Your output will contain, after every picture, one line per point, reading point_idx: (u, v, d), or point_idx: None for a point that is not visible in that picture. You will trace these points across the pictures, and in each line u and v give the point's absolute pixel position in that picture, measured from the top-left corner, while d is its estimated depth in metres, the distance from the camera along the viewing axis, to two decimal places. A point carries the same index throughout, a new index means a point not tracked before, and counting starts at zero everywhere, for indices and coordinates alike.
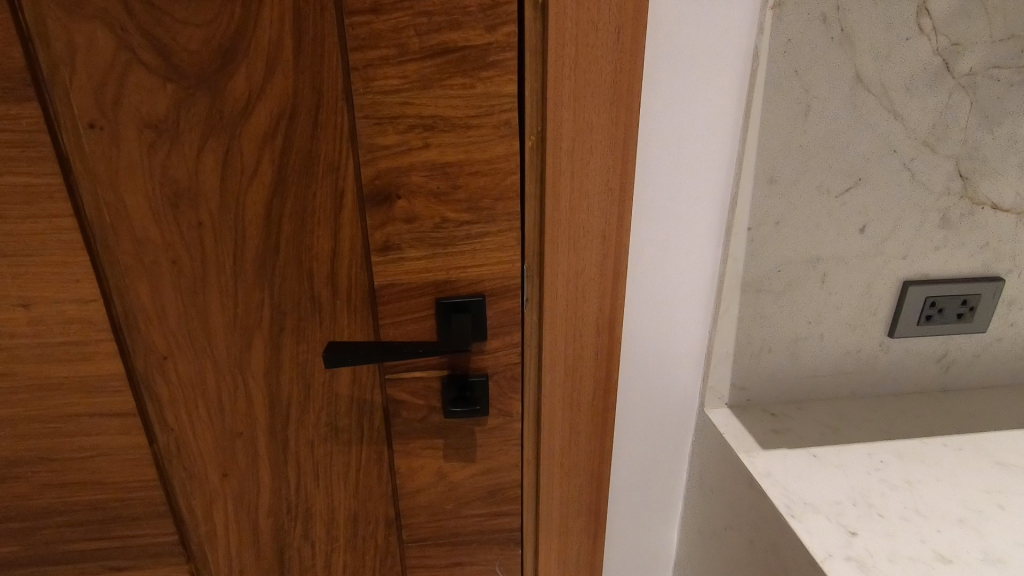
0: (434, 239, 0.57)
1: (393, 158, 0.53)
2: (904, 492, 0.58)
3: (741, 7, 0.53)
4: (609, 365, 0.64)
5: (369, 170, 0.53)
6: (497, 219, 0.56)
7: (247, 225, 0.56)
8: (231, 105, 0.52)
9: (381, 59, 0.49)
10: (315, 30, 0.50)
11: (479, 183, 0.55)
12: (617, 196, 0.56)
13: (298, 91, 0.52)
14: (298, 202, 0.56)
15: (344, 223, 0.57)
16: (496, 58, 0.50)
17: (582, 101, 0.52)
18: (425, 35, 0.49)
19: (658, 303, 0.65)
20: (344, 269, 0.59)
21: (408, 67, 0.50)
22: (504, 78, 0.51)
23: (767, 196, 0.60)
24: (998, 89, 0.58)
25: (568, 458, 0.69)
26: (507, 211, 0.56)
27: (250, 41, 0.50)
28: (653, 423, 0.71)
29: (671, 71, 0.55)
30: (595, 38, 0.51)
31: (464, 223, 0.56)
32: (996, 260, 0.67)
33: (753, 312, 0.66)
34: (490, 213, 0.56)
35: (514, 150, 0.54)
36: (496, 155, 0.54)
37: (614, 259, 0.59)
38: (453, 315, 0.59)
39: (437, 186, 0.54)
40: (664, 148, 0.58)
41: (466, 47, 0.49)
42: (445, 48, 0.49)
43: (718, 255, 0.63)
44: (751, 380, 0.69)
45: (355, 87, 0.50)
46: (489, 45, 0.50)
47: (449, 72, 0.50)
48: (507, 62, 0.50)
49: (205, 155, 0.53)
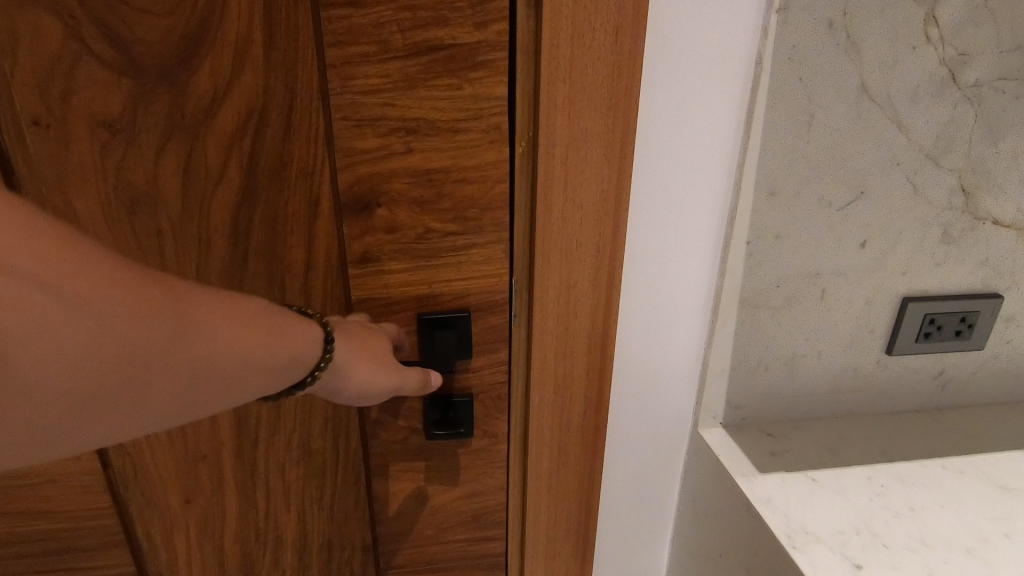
0: (417, 250, 0.53)
1: (373, 163, 0.50)
2: (907, 520, 0.55)
3: (745, 9, 0.50)
4: (601, 384, 0.61)
5: (348, 175, 0.50)
6: (485, 230, 0.53)
7: (213, 233, 0.52)
8: (194, 103, 0.48)
9: (361, 56, 0.46)
10: (287, 24, 0.46)
11: (465, 192, 0.51)
12: (613, 208, 0.53)
13: (268, 89, 0.48)
14: (269, 209, 0.52)
15: (319, 232, 0.53)
16: (487, 56, 0.47)
17: (576, 106, 0.49)
18: (409, 31, 0.45)
19: (653, 318, 0.61)
20: (319, 280, 0.55)
21: (390, 65, 0.46)
22: (493, 78, 0.48)
23: (768, 209, 0.57)
24: (1004, 102, 0.56)
25: (556, 481, 0.65)
26: (495, 222, 0.53)
27: (215, 33, 0.46)
28: (645, 442, 0.68)
29: (671, 76, 0.52)
30: (590, 39, 0.47)
31: (449, 234, 0.53)
32: (996, 276, 0.65)
33: (750, 328, 0.63)
34: (477, 223, 0.53)
35: (503, 156, 0.51)
36: (484, 161, 0.51)
37: (608, 274, 0.56)
38: (438, 333, 0.56)
39: (420, 194, 0.51)
40: (661, 157, 0.54)
41: (453, 45, 0.46)
42: (431, 46, 0.46)
43: (715, 270, 0.60)
44: (746, 398, 0.67)
45: (332, 87, 0.47)
46: (479, 44, 0.46)
47: (435, 73, 0.47)
48: (497, 63, 0.47)
49: (165, 157, 0.49)
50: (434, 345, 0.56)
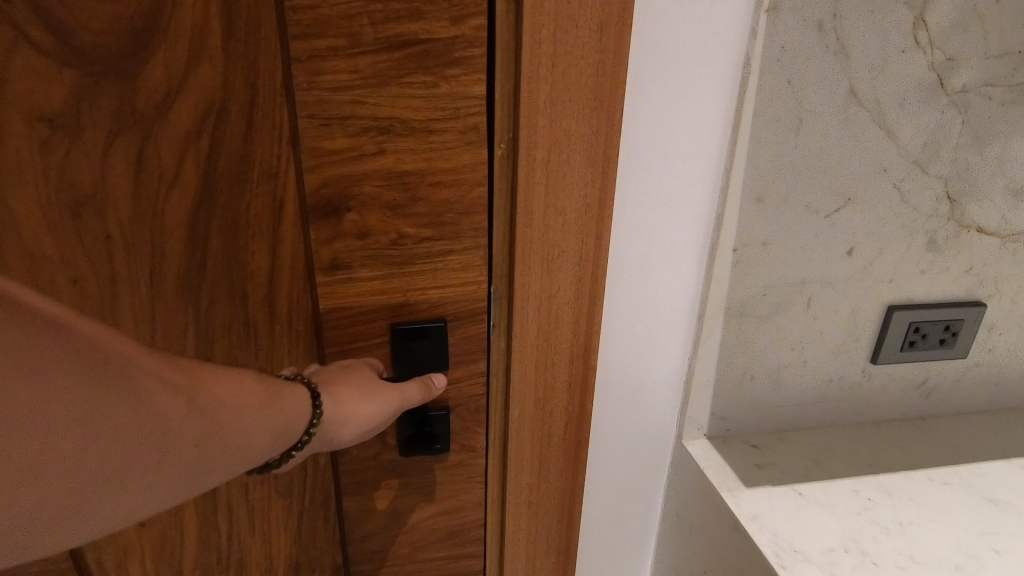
0: (390, 257, 0.50)
1: (343, 165, 0.46)
2: (897, 536, 0.54)
3: (733, 9, 0.48)
4: (583, 396, 0.59)
5: (316, 177, 0.47)
6: (461, 235, 0.51)
7: (167, 240, 0.48)
8: (145, 97, 0.44)
9: (329, 50, 0.43)
10: (248, 13, 0.43)
11: (440, 196, 0.49)
12: (596, 214, 0.51)
13: (228, 84, 0.45)
14: (229, 212, 0.49)
15: (284, 239, 0.50)
16: (464, 52, 0.44)
17: (558, 106, 0.47)
18: (380, 24, 0.42)
19: (636, 328, 0.59)
20: (285, 288, 0.52)
21: (360, 60, 0.43)
22: (471, 77, 0.45)
23: (755, 216, 0.56)
24: (990, 108, 0.55)
25: (537, 496, 0.63)
26: (473, 227, 0.51)
27: (168, 21, 0.42)
28: (628, 455, 0.66)
29: (658, 76, 0.49)
30: (574, 36, 0.45)
31: (423, 239, 0.50)
32: (979, 284, 0.64)
33: (736, 338, 0.61)
34: (453, 228, 0.50)
35: (481, 159, 0.48)
36: (461, 164, 0.48)
37: (591, 282, 0.53)
38: (411, 343, 0.53)
39: (393, 198, 0.48)
40: (646, 161, 0.52)
41: (429, 40, 0.43)
42: (404, 40, 0.43)
43: (700, 278, 0.58)
44: (732, 409, 0.65)
45: (298, 83, 0.43)
46: (456, 40, 0.44)
47: (409, 70, 0.44)
48: (475, 60, 0.45)
49: (113, 155, 0.45)
50: (407, 356, 0.54)
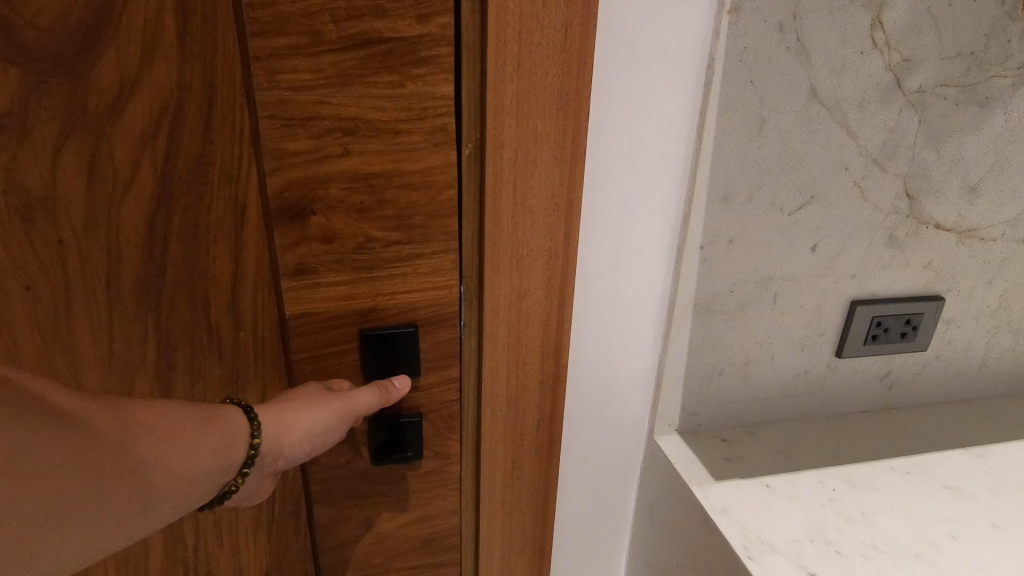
0: (358, 261, 0.50)
1: (305, 166, 0.46)
2: (860, 525, 0.56)
3: (696, 9, 0.49)
4: (556, 395, 0.59)
5: (280, 179, 0.46)
6: (431, 238, 0.50)
7: (124, 244, 0.48)
8: (97, 97, 0.44)
9: (291, 49, 0.42)
10: (204, 11, 0.43)
11: (408, 198, 0.49)
12: (564, 213, 0.51)
13: (185, 83, 0.45)
14: (188, 217, 0.49)
15: (247, 240, 0.51)
16: (429, 52, 0.44)
17: (525, 106, 0.47)
18: (343, 23, 0.42)
19: (607, 326, 0.60)
20: (248, 291, 0.52)
21: (323, 59, 0.43)
22: (439, 76, 0.45)
23: (721, 214, 0.57)
24: (945, 108, 0.57)
25: (511, 496, 0.63)
26: (442, 230, 0.50)
27: (119, 18, 0.42)
28: (601, 452, 0.66)
29: (623, 76, 0.50)
30: (539, 36, 0.45)
31: (392, 243, 0.50)
32: (937, 279, 0.66)
33: (704, 334, 0.62)
34: (422, 231, 0.50)
35: (449, 160, 0.48)
36: (429, 165, 0.48)
37: (561, 281, 0.54)
38: (381, 347, 0.53)
39: (360, 200, 0.48)
40: (614, 161, 0.53)
41: (393, 38, 0.43)
42: (367, 39, 0.43)
43: (669, 276, 0.59)
44: (702, 404, 0.66)
45: (257, 82, 0.43)
46: (421, 38, 0.43)
47: (371, 69, 0.44)
48: (441, 59, 0.44)
49: (66, 156, 0.45)
50: (378, 360, 0.53)
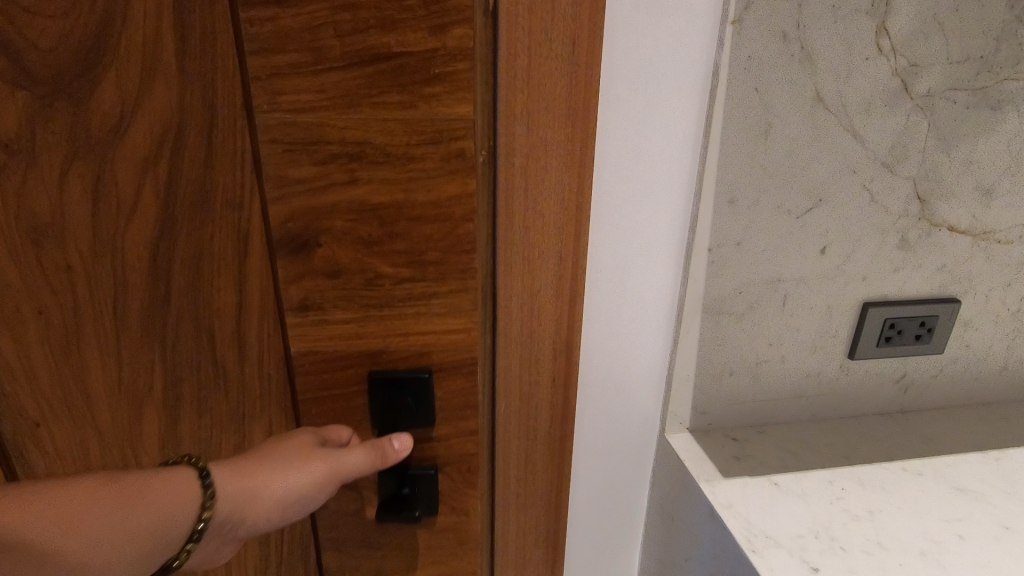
0: (367, 296, 0.50)
1: (311, 197, 0.47)
2: (865, 522, 0.56)
3: (700, 20, 0.51)
4: (567, 392, 0.61)
5: (285, 206, 0.47)
6: (444, 277, 0.50)
7: (129, 266, 0.51)
8: (101, 123, 0.47)
9: (295, 71, 0.43)
10: (200, 34, 0.45)
11: (416, 232, 0.48)
12: (574, 216, 0.53)
13: (184, 109, 0.47)
14: (191, 241, 0.51)
15: (250, 263, 0.52)
16: (434, 77, 0.43)
17: (535, 116, 0.49)
18: (347, 41, 0.42)
19: (617, 325, 0.62)
20: (251, 317, 0.54)
21: (326, 80, 0.43)
22: (452, 96, 0.44)
23: (728, 217, 0.58)
24: (956, 111, 0.58)
25: (525, 489, 0.65)
26: (458, 268, 0.50)
27: (120, 44, 0.45)
28: (612, 448, 0.69)
29: (630, 85, 0.52)
30: (548, 48, 0.48)
31: (402, 280, 0.50)
32: (953, 281, 0.66)
33: (713, 334, 0.64)
34: (433, 267, 0.49)
35: (462, 186, 0.47)
36: (440, 196, 0.47)
37: (572, 281, 0.56)
38: (392, 395, 0.53)
39: (367, 233, 0.48)
40: (621, 167, 0.55)
41: (402, 54, 0.43)
42: (371, 58, 0.43)
43: (677, 278, 0.61)
44: (712, 404, 0.67)
45: (258, 108, 0.44)
46: (434, 53, 0.43)
47: (375, 96, 0.44)
48: (454, 77, 0.44)
49: (77, 173, 0.49)
50: (389, 408, 0.53)
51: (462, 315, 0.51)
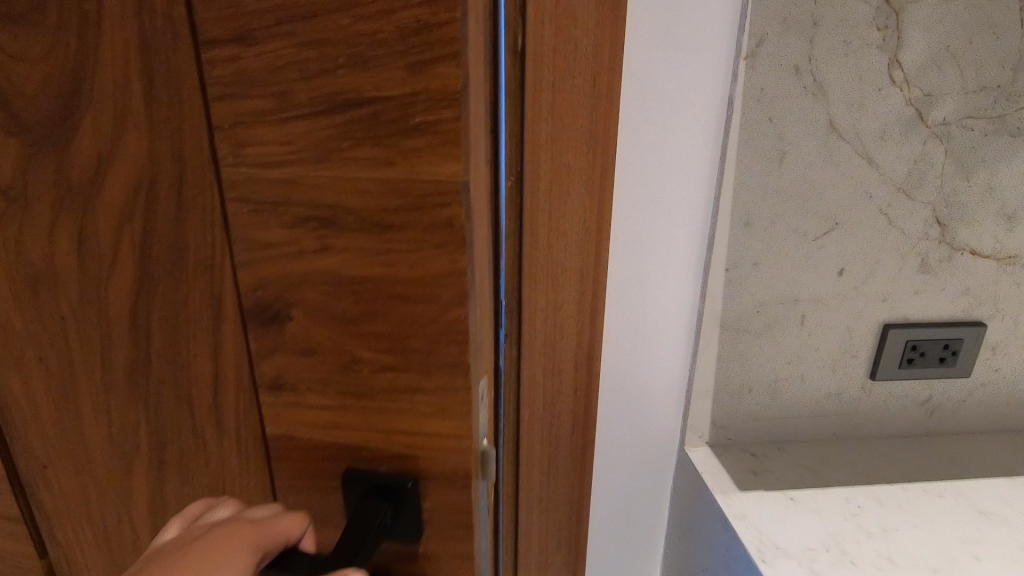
0: (343, 383, 0.37)
1: (278, 261, 0.35)
2: (878, 539, 0.58)
3: (715, 56, 0.55)
4: (587, 402, 0.65)
5: (251, 274, 0.36)
6: (431, 369, 0.35)
7: (111, 329, 0.44)
8: (75, 168, 0.40)
9: (253, 115, 0.32)
10: (168, 66, 0.36)
11: (404, 312, 0.34)
12: (594, 235, 0.58)
13: (157, 155, 0.39)
14: (170, 309, 0.42)
15: (231, 343, 0.42)
16: (421, 119, 0.29)
17: (558, 145, 0.54)
18: (311, 79, 0.30)
19: (636, 340, 0.65)
20: (235, 403, 0.44)
21: (288, 129, 0.31)
22: (444, 151, 0.30)
23: (744, 238, 0.61)
24: (973, 138, 0.59)
25: (547, 494, 0.69)
26: (448, 360, 0.35)
27: (89, 79, 0.37)
28: (633, 459, 0.71)
29: (648, 116, 0.56)
30: (571, 84, 0.52)
31: (386, 367, 0.36)
32: (977, 304, 0.67)
33: (731, 350, 0.66)
34: (421, 360, 0.35)
35: (458, 267, 0.33)
36: (428, 272, 0.33)
37: (592, 297, 0.60)
38: (367, 496, 0.38)
39: (344, 308, 0.35)
40: (639, 191, 0.59)
41: (375, 98, 0.30)
42: (346, 99, 0.30)
43: (695, 295, 0.64)
44: (731, 419, 0.70)
45: (221, 159, 0.33)
46: (416, 96, 0.29)
47: (354, 136, 0.31)
48: (440, 127, 0.30)
49: (58, 231, 0.42)
50: (358, 516, 0.38)
51: (456, 435, 0.37)
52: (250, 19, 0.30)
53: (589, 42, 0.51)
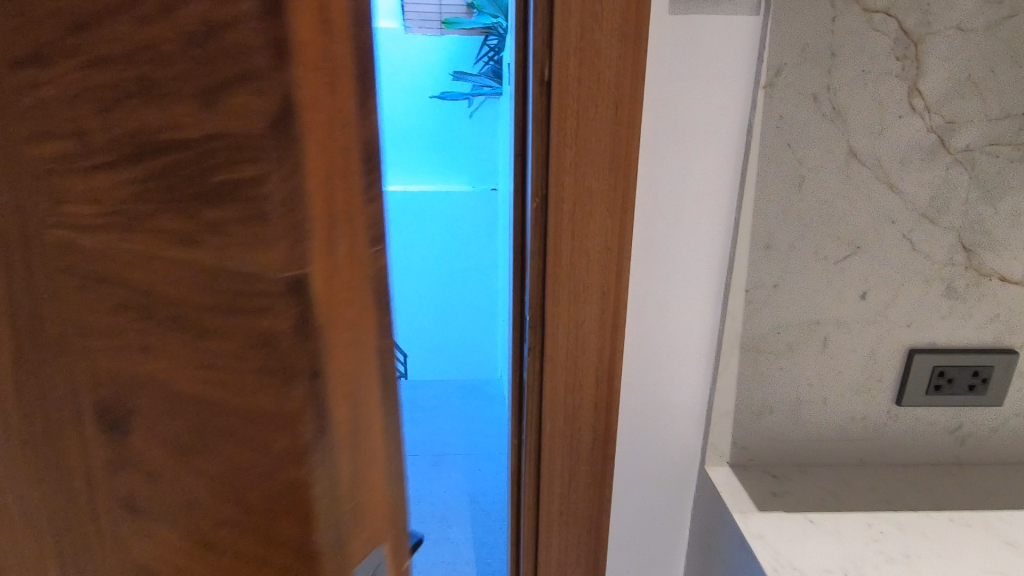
0: (175, 538, 0.26)
1: (89, 358, 0.25)
2: (899, 565, 0.58)
3: (735, 85, 0.57)
4: (608, 417, 0.66)
5: (63, 373, 0.25)
6: (274, 535, 0.25)
7: None
8: None
9: (58, 157, 0.22)
10: None
11: (234, 454, 0.24)
12: (615, 254, 0.60)
13: None
14: None
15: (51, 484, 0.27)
16: (222, 177, 0.20)
17: (581, 168, 0.57)
18: (109, 113, 0.21)
19: (658, 358, 0.66)
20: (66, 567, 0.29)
21: (93, 180, 0.22)
22: (268, 239, 0.20)
23: (764, 260, 0.63)
24: (997, 164, 0.60)
25: (567, 506, 0.70)
26: (290, 528, 0.24)
27: None
28: (654, 477, 0.72)
29: (669, 142, 0.59)
30: (594, 111, 0.55)
31: (224, 524, 0.25)
32: (1008, 331, 0.66)
33: (752, 371, 0.67)
34: (260, 520, 0.25)
35: (302, 397, 0.23)
36: (263, 403, 0.23)
37: (613, 314, 0.62)
38: None
39: (172, 437, 0.25)
40: (661, 213, 0.61)
41: (180, 149, 0.20)
42: (143, 149, 0.21)
43: (716, 316, 0.65)
44: (751, 439, 0.70)
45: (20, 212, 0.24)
46: (230, 151, 0.20)
47: (156, 205, 0.21)
48: (262, 200, 0.20)
49: None
50: None
51: None
52: (36, 19, 0.21)
53: (612, 73, 0.54)
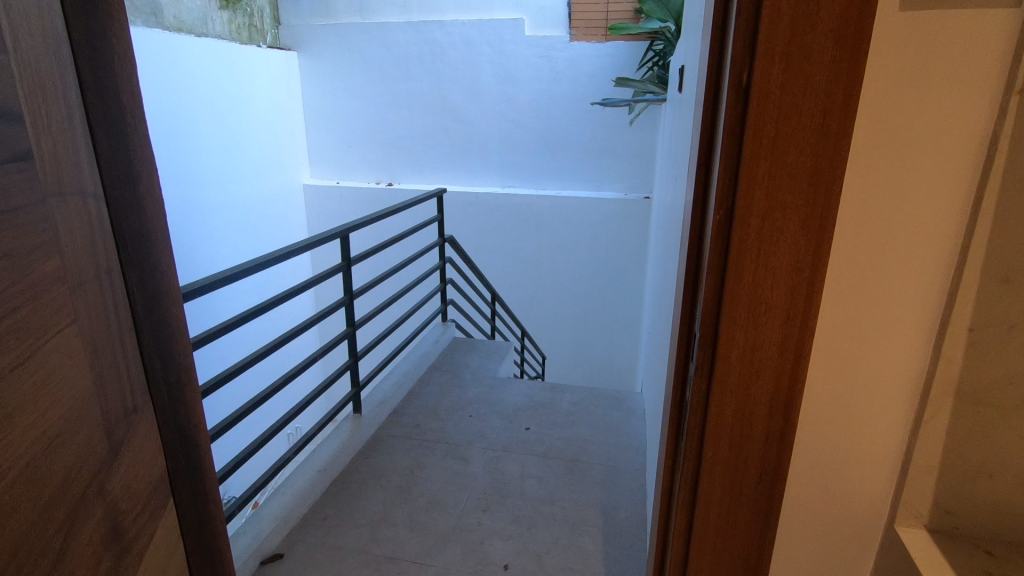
0: (71, 219, 0.60)
1: (63, 144, 0.59)
2: None
3: (980, 92, 0.49)
4: (780, 452, 0.61)
5: (61, 157, 0.59)
6: (94, 208, 0.64)
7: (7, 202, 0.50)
8: (12, 73, 0.52)
9: (62, 69, 0.60)
10: (48, 37, 0.58)
11: (82, 181, 0.63)
12: (807, 276, 0.54)
13: (39, 79, 0.56)
14: (35, 185, 0.54)
15: (53, 206, 0.56)
16: (101, 86, 0.66)
17: (773, 182, 0.52)
18: (68, 59, 0.61)
19: (848, 398, 0.59)
20: (53, 252, 0.56)
21: (58, 79, 0.59)
22: (98, 110, 0.65)
23: (1000, 298, 0.54)
24: None
25: (724, 535, 0.65)
26: (89, 202, 0.63)
27: (28, 29, 0.55)
28: (833, 527, 0.64)
29: (888, 155, 0.52)
30: (796, 120, 0.50)
31: (88, 206, 0.63)
32: None
33: (967, 424, 0.58)
34: (92, 206, 0.64)
35: (91, 163, 0.64)
36: (81, 158, 0.63)
37: (797, 341, 0.56)
38: None
39: (77, 174, 0.62)
40: (870, 232, 0.54)
41: (85, 79, 0.64)
42: (73, 69, 0.62)
43: (926, 355, 0.57)
44: (961, 504, 0.61)
45: (50, 85, 0.58)
46: (102, 80, 0.66)
47: (69, 87, 0.61)
48: (104, 99, 0.66)
49: (17, 127, 0.52)
50: None
51: (97, 237, 0.65)
52: (53, 19, 0.59)
53: (823, 77, 0.48)
